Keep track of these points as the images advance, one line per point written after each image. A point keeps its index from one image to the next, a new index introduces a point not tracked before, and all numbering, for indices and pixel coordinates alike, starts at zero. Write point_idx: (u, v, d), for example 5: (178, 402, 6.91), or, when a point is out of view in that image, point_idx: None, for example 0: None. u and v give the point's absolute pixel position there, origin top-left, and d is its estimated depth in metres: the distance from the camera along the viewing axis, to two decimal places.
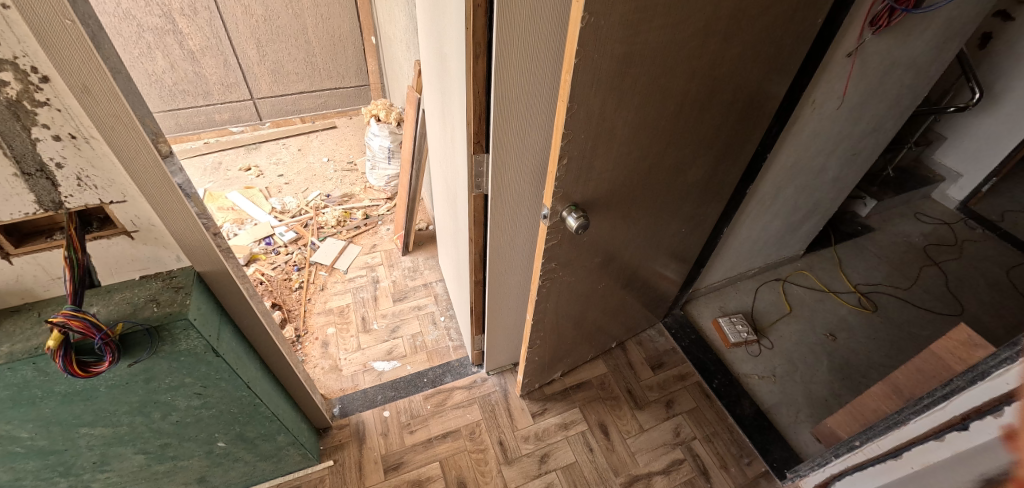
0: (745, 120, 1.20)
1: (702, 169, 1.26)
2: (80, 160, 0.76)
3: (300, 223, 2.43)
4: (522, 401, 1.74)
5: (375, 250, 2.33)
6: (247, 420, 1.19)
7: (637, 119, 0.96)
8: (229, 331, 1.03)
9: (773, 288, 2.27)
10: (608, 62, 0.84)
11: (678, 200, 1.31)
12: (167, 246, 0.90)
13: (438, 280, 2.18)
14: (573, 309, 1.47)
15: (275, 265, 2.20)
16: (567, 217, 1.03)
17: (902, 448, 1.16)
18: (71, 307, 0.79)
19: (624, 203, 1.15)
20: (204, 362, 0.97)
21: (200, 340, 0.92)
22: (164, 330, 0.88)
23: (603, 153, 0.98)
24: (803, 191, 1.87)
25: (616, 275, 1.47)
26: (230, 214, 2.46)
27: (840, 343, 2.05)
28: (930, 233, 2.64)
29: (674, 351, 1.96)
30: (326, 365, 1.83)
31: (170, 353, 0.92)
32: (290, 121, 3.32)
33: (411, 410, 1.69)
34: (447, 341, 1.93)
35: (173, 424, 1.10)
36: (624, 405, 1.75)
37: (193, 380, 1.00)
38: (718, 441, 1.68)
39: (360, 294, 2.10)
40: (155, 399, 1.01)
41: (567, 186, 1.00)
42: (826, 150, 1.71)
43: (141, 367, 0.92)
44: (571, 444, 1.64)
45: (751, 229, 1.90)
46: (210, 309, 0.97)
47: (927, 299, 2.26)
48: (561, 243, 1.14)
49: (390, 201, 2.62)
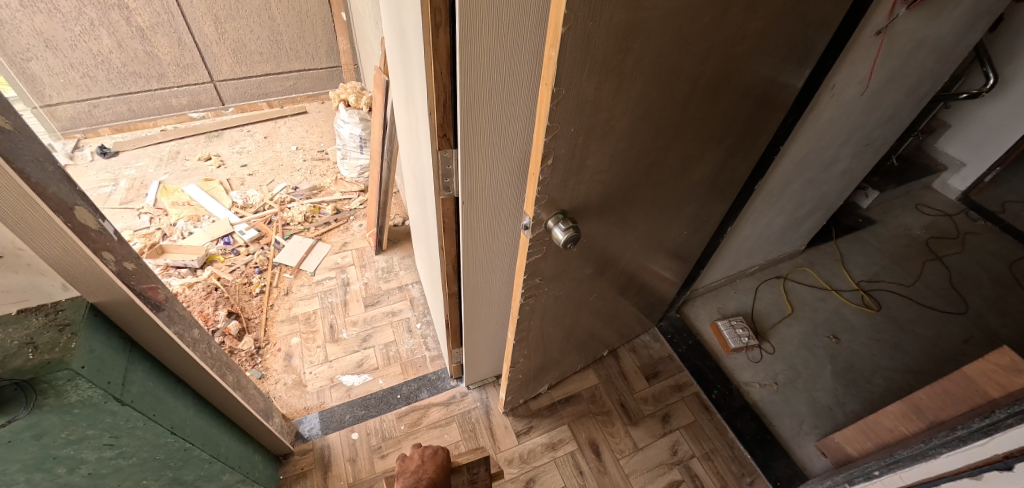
0: (760, 109, 1.03)
1: (709, 165, 1.09)
2: None
3: (263, 220, 2.23)
4: (506, 417, 1.59)
5: (346, 249, 2.13)
6: (180, 464, 1.01)
7: (639, 110, 0.79)
8: (142, 369, 0.85)
9: (774, 287, 2.14)
10: (605, 35, 0.66)
11: (680, 201, 1.15)
12: (45, 273, 0.70)
13: (414, 282, 2.00)
14: (560, 322, 1.31)
15: (234, 267, 2.00)
16: (553, 227, 0.85)
17: (928, 482, 1.05)
18: None
19: (621, 208, 0.98)
20: (107, 412, 0.78)
21: (95, 390, 0.74)
22: (43, 382, 0.69)
23: (597, 150, 0.80)
24: (811, 184, 1.71)
25: (608, 283, 1.31)
26: (185, 210, 2.24)
27: (844, 346, 1.92)
28: (932, 225, 2.52)
29: (670, 358, 1.82)
30: (289, 381, 1.65)
31: (59, 406, 0.73)
32: (256, 106, 3.07)
33: (382, 431, 1.53)
34: (424, 351, 1.76)
35: (85, 476, 0.92)
36: (617, 421, 1.61)
37: (98, 432, 0.82)
38: (718, 459, 1.55)
39: (329, 298, 1.92)
40: (54, 455, 0.83)
41: (554, 190, 0.82)
42: (840, 140, 1.55)
43: (22, 424, 0.73)
44: (559, 466, 1.49)
45: (755, 226, 1.75)
46: (112, 349, 0.78)
47: (930, 296, 2.15)
48: (546, 256, 0.97)
49: (363, 194, 2.42)
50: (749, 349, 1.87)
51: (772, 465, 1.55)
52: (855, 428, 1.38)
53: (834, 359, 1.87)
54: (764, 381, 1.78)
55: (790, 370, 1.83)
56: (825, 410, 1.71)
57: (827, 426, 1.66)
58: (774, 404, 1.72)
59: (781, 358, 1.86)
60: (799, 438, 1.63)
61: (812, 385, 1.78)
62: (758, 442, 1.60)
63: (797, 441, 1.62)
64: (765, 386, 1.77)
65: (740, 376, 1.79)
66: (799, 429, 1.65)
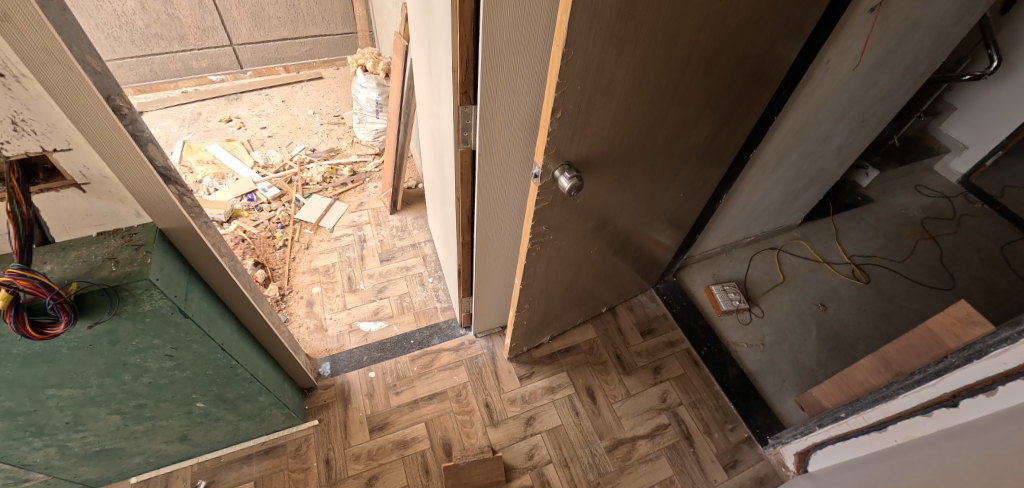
0: (754, 79, 1.12)
1: (706, 130, 1.19)
2: (13, 101, 0.68)
3: (283, 179, 2.35)
4: (510, 363, 1.73)
5: (362, 208, 2.25)
6: (225, 381, 1.16)
7: (640, 71, 0.88)
8: (199, 291, 0.98)
9: (768, 257, 2.24)
10: (611, 3, 0.75)
11: (677, 163, 1.25)
12: (124, 200, 0.83)
13: (426, 241, 2.12)
14: (563, 274, 1.43)
15: (258, 222, 2.13)
16: (560, 176, 0.96)
17: (887, 421, 1.20)
18: (19, 265, 0.73)
19: (621, 165, 1.09)
20: (172, 324, 0.92)
21: (166, 301, 0.87)
22: (124, 290, 0.82)
23: (600, 108, 0.90)
24: (807, 158, 1.80)
25: (609, 240, 1.43)
26: (209, 168, 2.36)
27: (831, 313, 2.04)
28: (929, 206, 2.59)
29: (664, 318, 1.94)
30: (311, 325, 1.79)
31: (134, 314, 0.86)
32: (273, 70, 3.14)
33: (397, 371, 1.68)
34: (436, 302, 1.90)
35: (146, 385, 1.06)
36: (612, 371, 1.75)
37: (162, 342, 0.95)
38: (703, 407, 1.69)
39: (347, 253, 2.05)
40: (124, 361, 0.97)
41: (561, 142, 0.92)
42: (835, 115, 1.63)
43: (103, 328, 0.87)
44: (557, 407, 1.64)
45: (751, 196, 1.85)
46: (176, 268, 0.91)
47: (920, 272, 2.25)
48: (553, 205, 1.08)
49: (378, 157, 2.52)
50: (739, 311, 1.99)
51: (753, 415, 1.69)
52: (830, 382, 1.51)
53: (820, 326, 1.99)
54: (752, 342, 1.91)
55: (777, 333, 1.95)
56: (808, 370, 1.84)
57: (808, 384, 1.79)
58: (760, 363, 1.85)
59: (770, 322, 1.98)
60: (781, 393, 1.76)
61: (798, 347, 1.91)
62: (741, 395, 1.74)
63: (779, 396, 1.75)
64: (752, 346, 1.89)
65: (730, 336, 1.92)
66: (781, 385, 1.78)
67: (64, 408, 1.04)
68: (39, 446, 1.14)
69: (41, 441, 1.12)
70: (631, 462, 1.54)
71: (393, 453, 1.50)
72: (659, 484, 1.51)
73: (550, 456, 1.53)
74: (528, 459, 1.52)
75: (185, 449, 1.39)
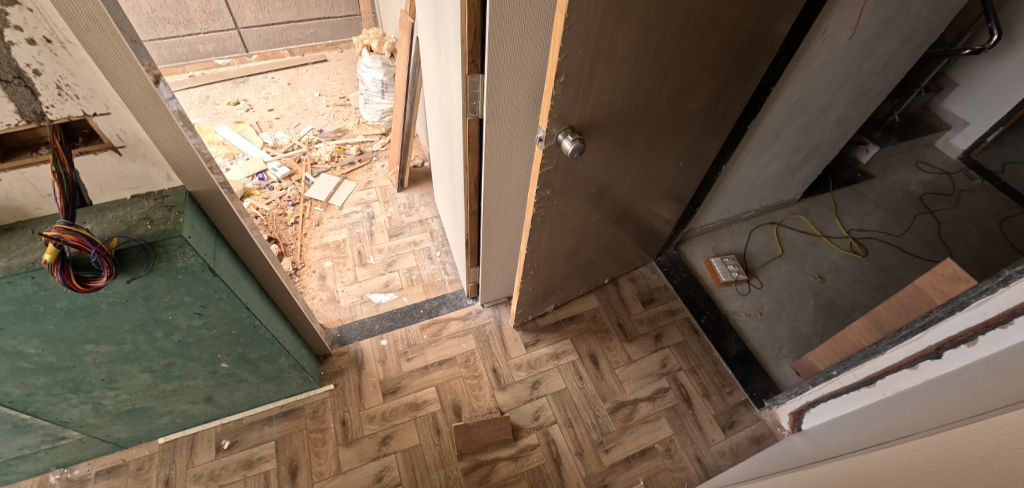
0: (750, 46, 1.16)
1: (703, 98, 1.23)
2: (59, 66, 0.74)
3: (293, 158, 2.41)
4: (515, 331, 1.81)
5: (370, 187, 2.30)
6: (248, 341, 1.23)
7: (638, 36, 0.93)
8: (224, 252, 1.05)
9: (767, 231, 2.29)
10: None
11: (676, 131, 1.30)
12: (156, 164, 0.89)
13: (434, 217, 2.18)
14: (566, 242, 1.49)
15: (269, 200, 2.20)
16: (563, 139, 1.02)
17: (876, 376, 1.25)
18: (64, 221, 0.80)
19: (622, 130, 1.14)
20: (202, 281, 0.99)
21: (197, 258, 0.94)
22: (159, 247, 0.89)
23: (601, 73, 0.95)
24: (806, 130, 1.84)
25: (610, 210, 1.48)
26: (220, 149, 2.41)
27: (828, 284, 2.09)
28: (929, 183, 2.60)
29: (665, 288, 2.00)
30: (324, 297, 1.87)
31: (168, 270, 0.93)
32: (278, 53, 3.16)
33: (408, 339, 1.76)
34: (443, 275, 1.97)
35: (176, 343, 1.13)
36: (614, 338, 1.82)
37: (192, 299, 1.02)
38: (702, 372, 1.76)
39: (356, 229, 2.11)
40: (157, 318, 1.04)
41: (564, 107, 0.98)
42: (832, 86, 1.66)
43: (140, 284, 0.94)
44: (562, 372, 1.72)
45: (750, 169, 1.89)
46: (204, 229, 0.98)
47: (917, 245, 2.28)
48: (556, 170, 1.13)
49: (385, 137, 2.57)
50: (738, 283, 2.05)
51: (751, 380, 1.75)
52: (824, 346, 1.57)
53: (817, 296, 2.05)
54: (750, 311, 1.97)
55: (775, 302, 2.01)
56: (804, 337, 1.90)
57: (804, 350, 1.85)
58: (757, 330, 1.91)
59: (767, 292, 2.04)
60: (778, 359, 1.82)
61: (795, 316, 1.97)
62: (739, 360, 1.80)
63: (775, 361, 1.82)
64: (750, 315, 1.95)
65: (729, 305, 1.98)
66: (778, 352, 1.84)
67: (100, 364, 1.11)
68: (76, 403, 1.21)
69: (78, 398, 1.19)
70: (632, 422, 1.62)
71: (405, 414, 1.58)
72: (660, 443, 1.58)
73: (555, 417, 1.61)
74: (534, 420, 1.60)
75: (209, 410, 1.47)
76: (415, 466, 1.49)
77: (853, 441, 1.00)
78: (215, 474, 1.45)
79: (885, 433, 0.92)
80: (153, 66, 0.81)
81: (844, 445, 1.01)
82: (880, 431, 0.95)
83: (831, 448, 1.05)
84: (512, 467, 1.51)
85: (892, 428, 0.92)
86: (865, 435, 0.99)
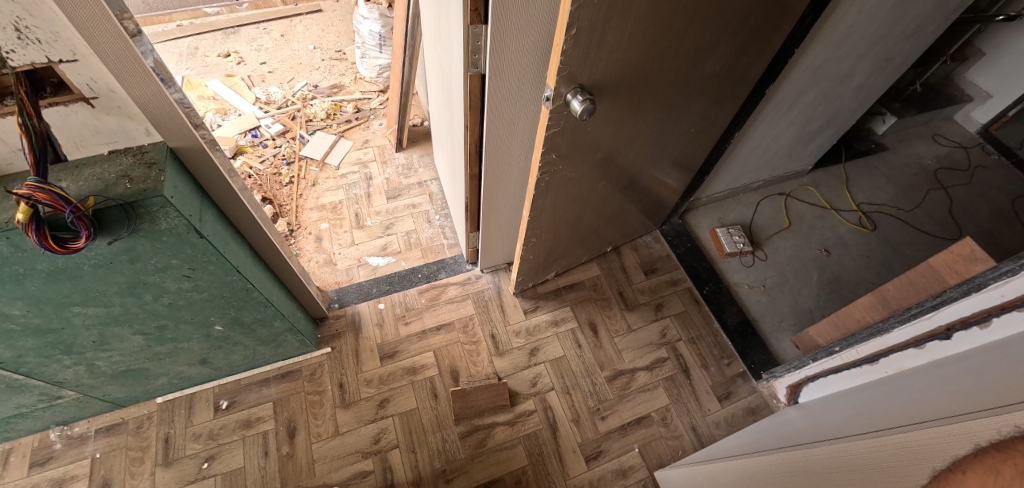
0: (778, 5, 1.08)
1: (723, 58, 1.15)
2: (15, 6, 0.66)
3: (287, 115, 2.32)
4: (514, 298, 1.79)
5: (367, 146, 2.23)
6: (242, 305, 1.20)
7: None
8: (211, 213, 1.00)
9: (775, 202, 2.22)
10: None
11: (690, 94, 1.22)
12: (133, 117, 0.83)
13: (433, 179, 2.11)
14: (569, 209, 1.43)
15: (263, 158, 2.14)
16: (572, 100, 0.95)
17: (880, 355, 1.22)
18: (36, 178, 0.74)
19: (634, 92, 1.07)
20: (188, 244, 0.95)
21: (180, 220, 0.89)
22: (140, 207, 0.84)
23: (616, 27, 0.88)
24: (825, 97, 1.74)
25: (616, 176, 1.42)
26: (211, 103, 2.32)
27: (833, 258, 2.05)
28: (945, 156, 2.49)
29: (669, 258, 1.97)
30: (321, 259, 1.84)
31: (151, 232, 0.89)
32: (271, 2, 2.95)
33: (405, 303, 1.74)
34: (442, 239, 1.93)
35: (167, 306, 1.10)
36: (614, 306, 1.80)
37: (179, 262, 0.98)
38: (702, 343, 1.75)
39: (353, 190, 2.05)
40: (144, 281, 1.00)
41: (575, 63, 0.90)
42: (858, 50, 1.56)
43: (123, 246, 0.89)
44: (560, 339, 1.71)
45: (763, 137, 1.81)
46: (188, 188, 0.93)
47: (927, 221, 2.21)
48: (564, 132, 1.07)
49: (383, 94, 2.47)
50: (743, 254, 2.00)
51: (750, 352, 1.74)
52: (827, 321, 1.53)
53: (821, 270, 2.01)
54: (753, 283, 1.94)
55: (778, 276, 1.98)
56: (806, 312, 1.87)
57: (804, 324, 1.84)
58: (759, 303, 1.89)
59: (772, 265, 2.01)
60: (777, 332, 1.81)
61: (797, 290, 1.94)
62: (739, 332, 1.79)
63: (775, 335, 1.80)
64: (753, 287, 1.93)
65: (732, 277, 1.95)
66: (778, 325, 1.83)
67: (90, 327, 1.08)
68: (69, 364, 1.19)
69: (70, 360, 1.17)
70: (629, 391, 1.62)
71: (403, 378, 1.58)
72: (656, 412, 1.59)
73: (553, 384, 1.61)
74: (532, 386, 1.60)
75: (206, 372, 1.46)
76: (412, 429, 1.50)
77: (852, 421, 0.97)
78: (214, 433, 1.46)
79: (887, 416, 0.88)
80: (130, 19, 0.76)
81: (843, 422, 1.00)
82: (884, 412, 0.92)
83: (828, 427, 1.02)
84: (508, 432, 1.52)
85: (899, 408, 0.89)
86: (865, 416, 0.96)
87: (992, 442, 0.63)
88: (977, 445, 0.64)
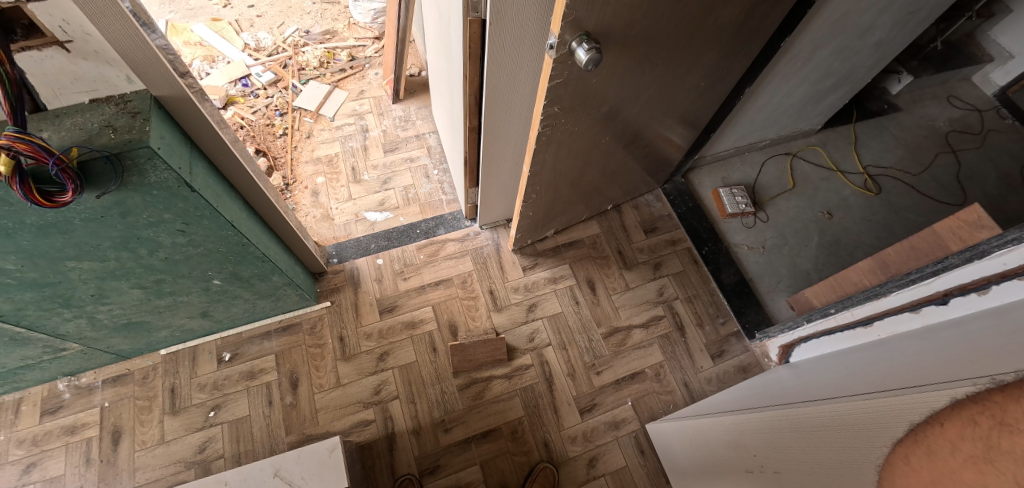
0: None
1: (737, 7, 1.08)
2: None
3: (278, 63, 2.22)
4: (512, 255, 1.78)
5: (363, 96, 2.15)
6: (238, 259, 1.19)
7: None
8: (202, 166, 0.98)
9: (780, 162, 2.18)
10: None
11: (701, 46, 1.16)
12: (112, 63, 0.78)
13: (431, 132, 2.06)
14: (570, 166, 1.40)
15: (255, 109, 2.08)
16: (577, 48, 0.90)
17: (874, 318, 1.22)
18: (15, 128, 0.71)
19: (641, 41, 1.01)
20: (180, 198, 0.93)
21: (170, 173, 0.87)
22: (126, 159, 0.81)
23: None
24: (842, 51, 1.66)
25: (620, 132, 1.37)
26: (198, 50, 2.22)
27: (835, 221, 2.03)
28: (958, 119, 2.40)
29: (669, 217, 1.95)
30: (317, 214, 1.82)
31: (141, 185, 0.87)
32: None
33: (404, 259, 1.74)
34: (441, 195, 1.90)
35: (163, 260, 1.09)
36: (613, 265, 1.80)
37: (172, 217, 0.97)
38: (698, 302, 1.77)
39: (349, 143, 2.00)
40: (138, 235, 0.99)
41: (581, 9, 0.85)
42: (881, 2, 1.47)
43: (112, 200, 0.88)
44: (558, 296, 1.72)
45: (774, 94, 1.74)
46: (177, 141, 0.90)
47: (932, 185, 2.18)
48: (567, 83, 1.02)
49: (378, 42, 2.34)
50: (744, 215, 1.98)
51: (745, 311, 1.76)
52: (824, 283, 1.54)
53: (822, 232, 2.00)
54: (753, 244, 1.93)
55: (778, 237, 1.97)
56: (803, 273, 1.88)
57: (800, 286, 1.84)
58: (757, 264, 1.89)
59: (773, 226, 1.99)
60: (773, 293, 1.82)
61: (797, 252, 1.93)
62: (735, 292, 1.80)
63: (771, 295, 1.81)
64: (752, 248, 1.92)
65: (732, 238, 1.94)
66: (774, 286, 1.84)
67: (87, 280, 1.08)
68: (70, 317, 1.20)
69: (70, 313, 1.18)
70: (625, 348, 1.65)
71: (402, 332, 1.60)
72: (650, 368, 1.62)
73: (549, 339, 1.64)
74: (529, 341, 1.63)
75: (207, 324, 1.48)
76: (411, 381, 1.53)
77: (842, 383, 0.98)
78: (218, 383, 1.49)
79: (880, 378, 0.89)
80: None
81: (833, 383, 1.01)
82: (875, 375, 0.93)
83: (817, 387, 1.03)
84: (505, 385, 1.56)
85: (889, 371, 0.90)
86: (857, 378, 0.96)
87: (971, 397, 0.64)
88: (954, 400, 0.66)
